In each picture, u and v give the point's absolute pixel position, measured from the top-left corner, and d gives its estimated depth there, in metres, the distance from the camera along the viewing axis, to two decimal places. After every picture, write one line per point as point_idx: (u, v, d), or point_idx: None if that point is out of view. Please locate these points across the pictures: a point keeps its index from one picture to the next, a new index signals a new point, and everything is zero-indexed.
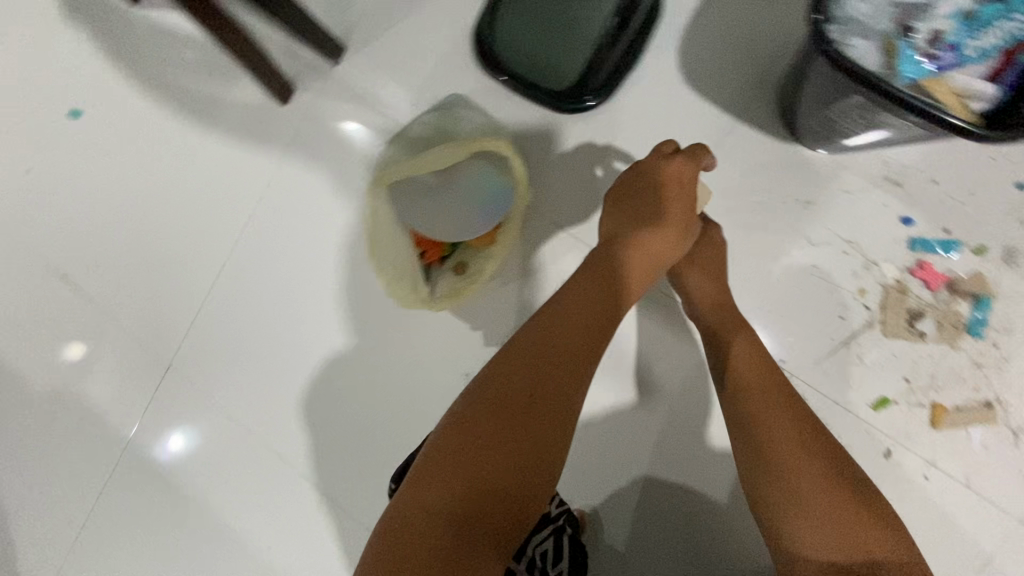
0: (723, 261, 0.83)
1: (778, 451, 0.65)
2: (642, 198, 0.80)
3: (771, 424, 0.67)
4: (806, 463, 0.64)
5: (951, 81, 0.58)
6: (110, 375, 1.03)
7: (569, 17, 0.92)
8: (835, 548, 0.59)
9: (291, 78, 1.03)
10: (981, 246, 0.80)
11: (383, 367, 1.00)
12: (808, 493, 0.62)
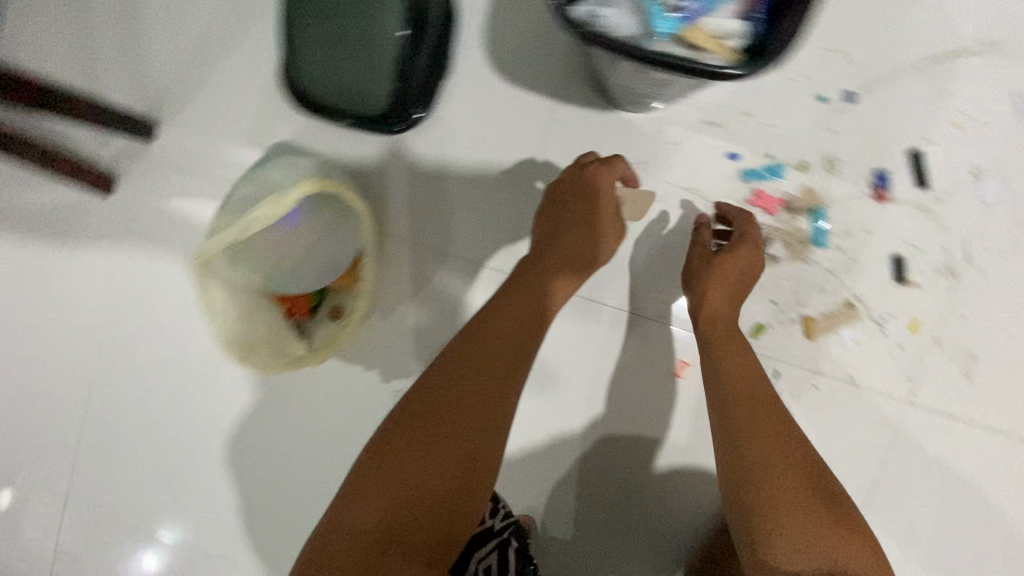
0: (743, 280, 0.79)
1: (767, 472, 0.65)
2: (574, 207, 0.80)
3: (757, 431, 0.69)
4: (780, 468, 0.65)
5: (705, 25, 0.60)
6: (19, 524, 0.98)
7: (360, 35, 0.80)
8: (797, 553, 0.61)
9: (108, 167, 0.96)
10: (803, 162, 0.84)
11: (284, 438, 0.95)
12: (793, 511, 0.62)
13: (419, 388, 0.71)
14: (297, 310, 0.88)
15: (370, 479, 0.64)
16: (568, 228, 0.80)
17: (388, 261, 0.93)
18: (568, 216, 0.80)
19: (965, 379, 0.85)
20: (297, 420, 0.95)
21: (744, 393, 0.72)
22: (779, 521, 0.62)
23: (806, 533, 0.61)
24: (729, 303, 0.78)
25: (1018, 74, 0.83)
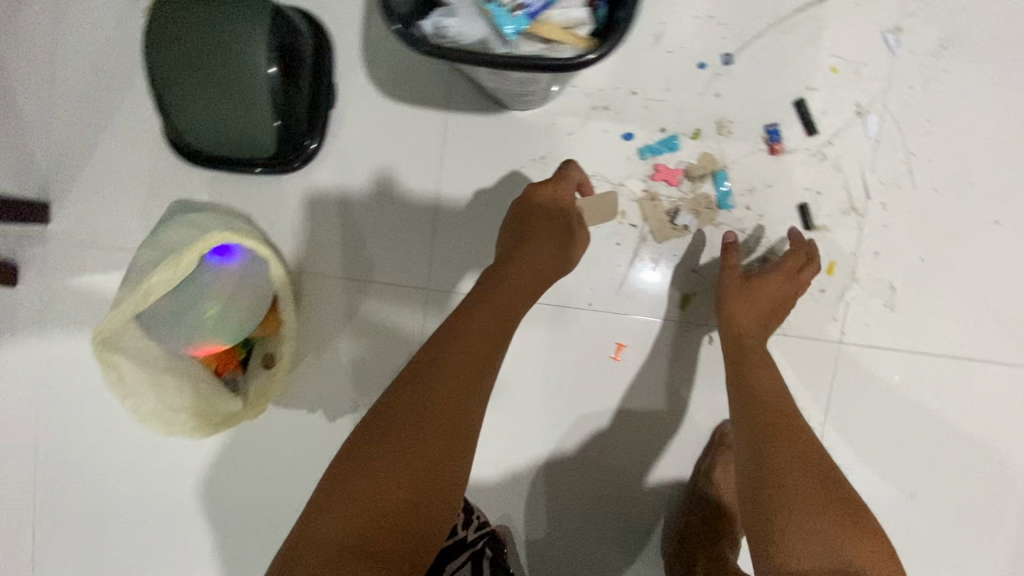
0: (769, 304, 0.81)
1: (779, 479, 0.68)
2: (542, 220, 0.80)
3: (772, 426, 0.72)
4: (785, 466, 0.69)
5: (551, 17, 0.61)
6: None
7: (234, 78, 0.78)
8: (805, 546, 0.64)
9: (7, 258, 0.93)
10: (696, 130, 0.86)
11: (244, 496, 0.94)
12: (803, 518, 0.65)
13: (387, 400, 0.68)
14: (224, 368, 0.86)
15: (337, 499, 0.62)
16: (538, 244, 0.79)
17: (316, 295, 0.91)
18: (540, 232, 0.80)
19: (888, 310, 0.87)
20: (252, 476, 0.93)
21: (765, 401, 0.75)
22: (790, 524, 0.65)
23: (815, 525, 0.65)
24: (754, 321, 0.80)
25: (886, 8, 0.84)
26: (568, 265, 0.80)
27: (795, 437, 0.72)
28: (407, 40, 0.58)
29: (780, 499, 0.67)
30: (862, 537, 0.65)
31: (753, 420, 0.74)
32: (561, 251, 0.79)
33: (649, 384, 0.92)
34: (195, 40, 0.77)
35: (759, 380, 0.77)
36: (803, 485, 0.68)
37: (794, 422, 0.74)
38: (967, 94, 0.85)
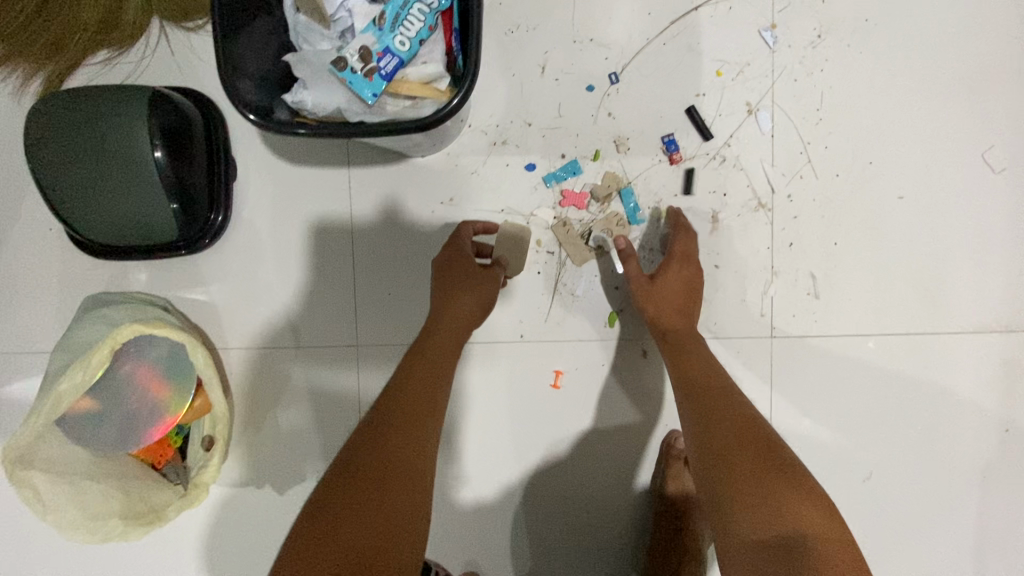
0: (679, 291, 0.80)
1: (721, 457, 0.66)
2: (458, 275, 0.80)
3: (711, 396, 0.73)
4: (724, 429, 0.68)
5: (408, 75, 0.61)
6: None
7: (122, 167, 0.78)
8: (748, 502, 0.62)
9: None
10: (595, 151, 0.86)
11: None
12: (749, 490, 0.62)
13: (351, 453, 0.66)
14: (160, 460, 0.84)
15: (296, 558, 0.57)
16: (457, 294, 0.79)
17: (254, 367, 0.90)
18: (455, 285, 0.79)
19: (813, 298, 0.87)
20: (202, 569, 0.89)
21: (700, 384, 0.74)
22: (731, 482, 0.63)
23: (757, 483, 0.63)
24: (672, 316, 0.79)
25: (758, 7, 0.86)
26: (488, 303, 0.80)
27: (735, 413, 0.70)
28: (269, 126, 0.59)
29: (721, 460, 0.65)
30: (819, 504, 0.62)
31: (693, 401, 0.73)
32: (479, 293, 0.79)
33: (593, 408, 0.91)
34: (79, 138, 0.78)
35: (691, 366, 0.76)
36: (746, 457, 0.65)
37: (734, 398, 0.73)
38: (850, 77, 0.87)
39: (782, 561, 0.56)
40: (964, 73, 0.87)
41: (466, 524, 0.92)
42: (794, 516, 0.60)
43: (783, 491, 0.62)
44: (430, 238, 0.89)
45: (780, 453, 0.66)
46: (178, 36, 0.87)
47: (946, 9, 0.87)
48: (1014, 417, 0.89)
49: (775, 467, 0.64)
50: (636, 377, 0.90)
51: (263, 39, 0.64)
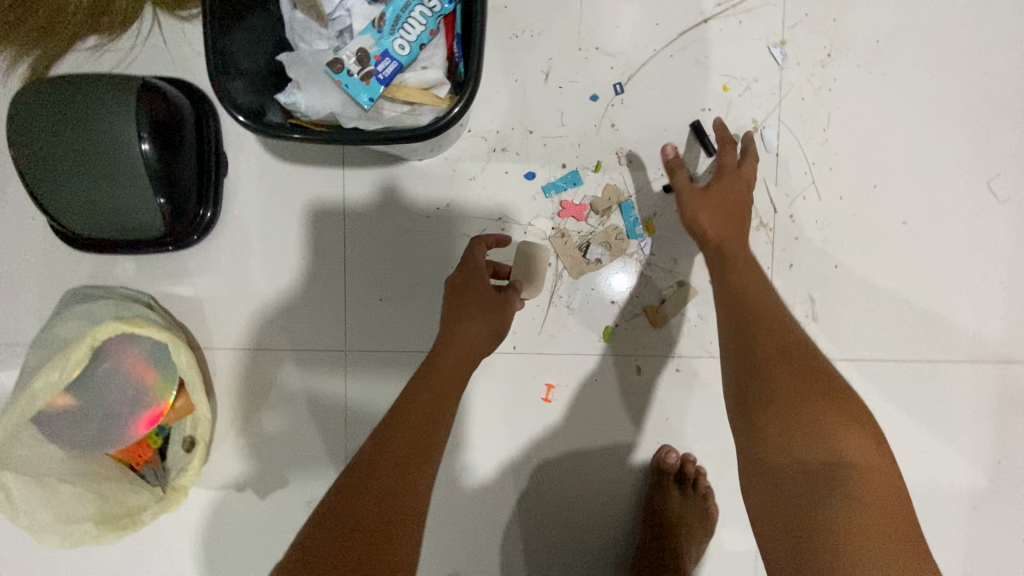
0: (734, 201, 0.76)
1: (762, 380, 0.64)
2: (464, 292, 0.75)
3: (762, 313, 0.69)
4: (770, 353, 0.65)
5: (407, 80, 0.59)
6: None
7: (107, 160, 0.76)
8: (801, 441, 0.60)
9: None
10: (597, 163, 0.85)
11: None
12: (792, 415, 0.61)
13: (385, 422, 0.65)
14: (138, 461, 0.82)
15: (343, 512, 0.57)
16: (471, 318, 0.73)
17: (242, 367, 0.88)
18: (466, 307, 0.74)
19: (812, 321, 0.86)
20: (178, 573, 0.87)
21: (742, 297, 0.71)
22: (785, 411, 0.62)
23: (812, 418, 0.61)
24: (724, 228, 0.75)
25: (768, 23, 0.84)
26: (500, 330, 0.75)
27: (782, 332, 0.68)
28: (258, 127, 0.57)
29: (772, 391, 0.63)
30: (864, 429, 0.61)
31: (736, 318, 0.70)
32: (488, 320, 0.74)
33: (584, 423, 0.89)
34: (63, 128, 0.75)
35: (735, 275, 0.73)
36: (793, 382, 0.63)
37: (779, 312, 0.70)
38: (858, 99, 0.85)
39: (813, 491, 0.58)
40: (974, 99, 0.86)
41: (451, 535, 0.91)
42: (837, 442, 0.60)
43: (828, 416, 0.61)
44: (424, 244, 0.87)
45: (830, 376, 0.64)
46: (171, 26, 0.85)
47: (959, 33, 0.85)
48: (1008, 449, 0.88)
49: (826, 394, 0.63)
50: (629, 392, 0.89)
51: (258, 34, 0.62)
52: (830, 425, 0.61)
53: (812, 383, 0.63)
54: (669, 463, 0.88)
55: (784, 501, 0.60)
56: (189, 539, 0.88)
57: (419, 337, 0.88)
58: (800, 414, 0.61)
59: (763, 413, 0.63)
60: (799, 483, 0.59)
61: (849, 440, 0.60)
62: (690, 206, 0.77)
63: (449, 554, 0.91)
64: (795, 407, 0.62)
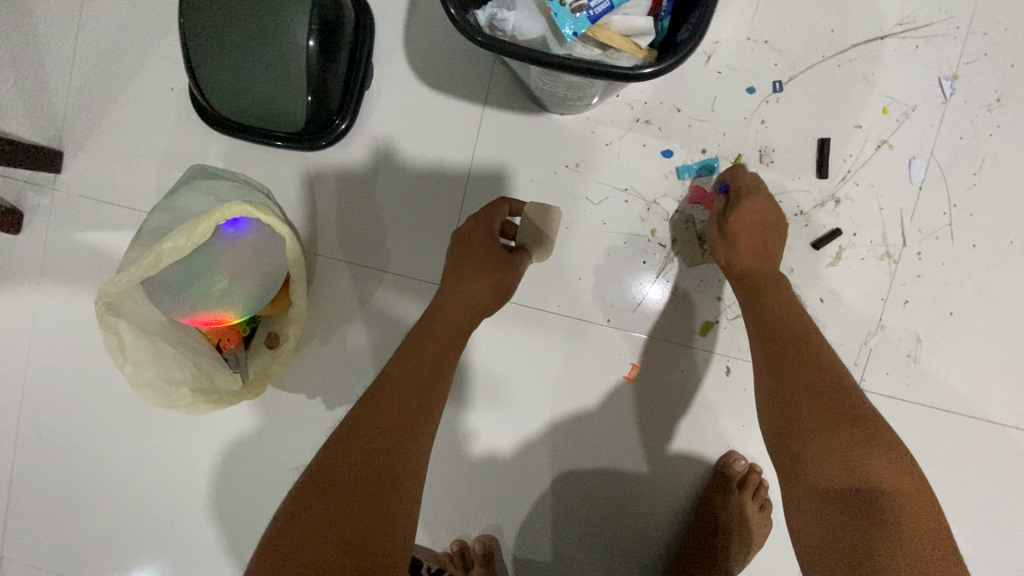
0: (762, 224, 0.77)
1: (793, 415, 0.65)
2: (473, 251, 0.76)
3: (790, 338, 0.69)
4: (794, 379, 0.66)
5: (612, 22, 0.58)
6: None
7: (268, 46, 0.75)
8: (830, 475, 0.60)
9: (13, 203, 0.92)
10: (738, 155, 0.84)
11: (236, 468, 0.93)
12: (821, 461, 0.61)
13: (385, 384, 0.68)
14: (226, 343, 0.84)
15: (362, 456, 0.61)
16: (470, 277, 0.75)
17: (335, 279, 0.89)
18: (472, 264, 0.76)
19: (912, 360, 0.85)
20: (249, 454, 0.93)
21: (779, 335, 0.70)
22: (815, 444, 0.62)
23: (836, 446, 0.61)
24: (764, 254, 0.76)
25: (944, 53, 0.82)
26: (505, 289, 0.76)
27: (813, 355, 0.68)
28: (461, 25, 0.56)
29: (797, 427, 0.64)
30: (891, 451, 0.60)
31: (767, 346, 0.71)
32: (488, 280, 0.75)
33: (659, 410, 0.89)
34: (234, 4, 0.75)
35: (770, 299, 0.73)
36: (820, 409, 0.63)
37: (806, 335, 0.70)
38: (1017, 151, 0.83)
39: (850, 526, 0.57)
40: None
41: (502, 485, 0.92)
42: (868, 471, 0.59)
43: (850, 443, 0.60)
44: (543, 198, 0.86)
45: (855, 401, 0.64)
46: None
47: None
48: None
49: (855, 418, 0.62)
50: (714, 390, 0.88)
51: None
52: (855, 452, 0.60)
53: (838, 409, 0.63)
54: (738, 466, 0.88)
55: (831, 530, 0.58)
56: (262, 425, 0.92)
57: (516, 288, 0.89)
58: (829, 442, 0.61)
59: (801, 456, 0.62)
60: (838, 512, 0.58)
61: (876, 465, 0.59)
62: (723, 248, 0.78)
63: (495, 502, 0.92)
64: (822, 436, 0.62)
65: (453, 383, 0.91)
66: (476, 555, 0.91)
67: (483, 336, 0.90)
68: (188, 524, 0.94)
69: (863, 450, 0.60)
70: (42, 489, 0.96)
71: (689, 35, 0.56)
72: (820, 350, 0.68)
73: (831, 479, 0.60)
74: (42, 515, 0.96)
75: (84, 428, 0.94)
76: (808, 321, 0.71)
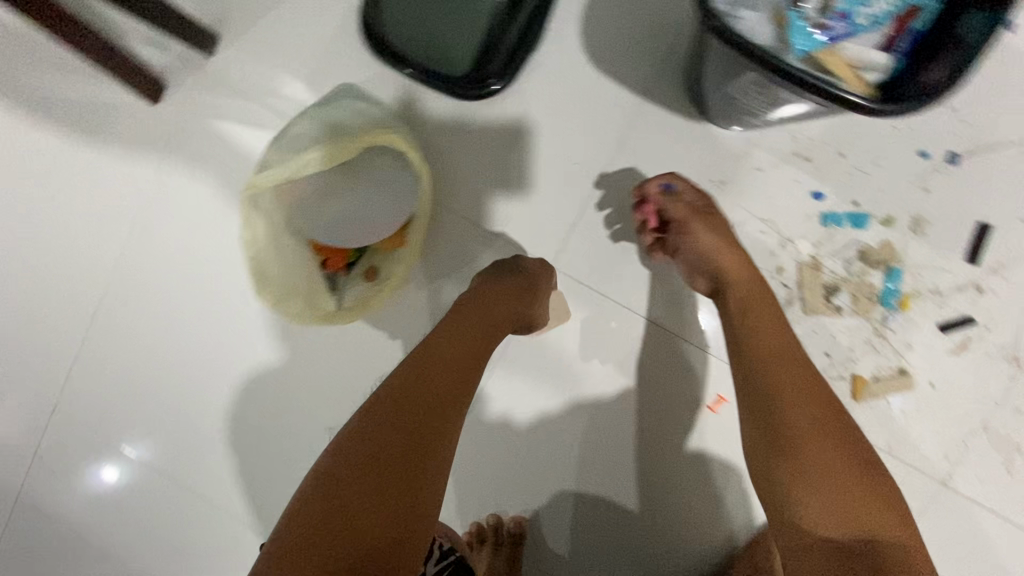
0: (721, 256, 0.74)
1: (797, 461, 0.60)
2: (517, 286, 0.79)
3: (785, 372, 0.65)
4: (795, 418, 0.62)
5: (845, 49, 0.57)
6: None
7: None
8: (832, 524, 0.57)
9: (160, 73, 0.93)
10: (890, 217, 0.80)
11: (301, 383, 0.94)
12: (824, 518, 0.58)
13: (416, 371, 0.67)
14: (333, 263, 0.84)
15: (389, 448, 0.60)
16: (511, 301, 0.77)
17: (446, 232, 0.88)
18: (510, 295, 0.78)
19: (1007, 471, 0.81)
20: (318, 374, 0.94)
21: (773, 391, 0.64)
22: (816, 496, 0.58)
23: (837, 494, 0.58)
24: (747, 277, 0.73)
25: None
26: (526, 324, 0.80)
27: (808, 389, 0.64)
28: None
29: (799, 473, 0.59)
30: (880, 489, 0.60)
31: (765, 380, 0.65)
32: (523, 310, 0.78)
33: (730, 446, 0.87)
34: None
35: (759, 330, 0.68)
36: (822, 451, 0.60)
37: (796, 364, 0.66)
38: None
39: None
40: None
41: (552, 475, 0.90)
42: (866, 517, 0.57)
43: (848, 491, 0.58)
44: None
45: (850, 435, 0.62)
46: None
47: None
48: None
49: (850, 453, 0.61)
50: None
51: None
52: (854, 499, 0.58)
53: (833, 447, 0.61)
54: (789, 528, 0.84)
55: None
56: (338, 352, 0.93)
57: (622, 287, 0.87)
58: (829, 488, 0.58)
59: (804, 504, 0.59)
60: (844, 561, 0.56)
61: (870, 510, 0.58)
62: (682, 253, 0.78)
63: (540, 490, 0.90)
64: (823, 481, 0.59)
65: (532, 363, 0.89)
66: (507, 534, 0.89)
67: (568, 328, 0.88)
68: (242, 422, 0.96)
69: (856, 488, 0.59)
70: (111, 352, 0.98)
71: (920, 91, 0.53)
72: (811, 380, 0.65)
73: (827, 531, 0.57)
74: (104, 376, 0.98)
75: (169, 306, 0.96)
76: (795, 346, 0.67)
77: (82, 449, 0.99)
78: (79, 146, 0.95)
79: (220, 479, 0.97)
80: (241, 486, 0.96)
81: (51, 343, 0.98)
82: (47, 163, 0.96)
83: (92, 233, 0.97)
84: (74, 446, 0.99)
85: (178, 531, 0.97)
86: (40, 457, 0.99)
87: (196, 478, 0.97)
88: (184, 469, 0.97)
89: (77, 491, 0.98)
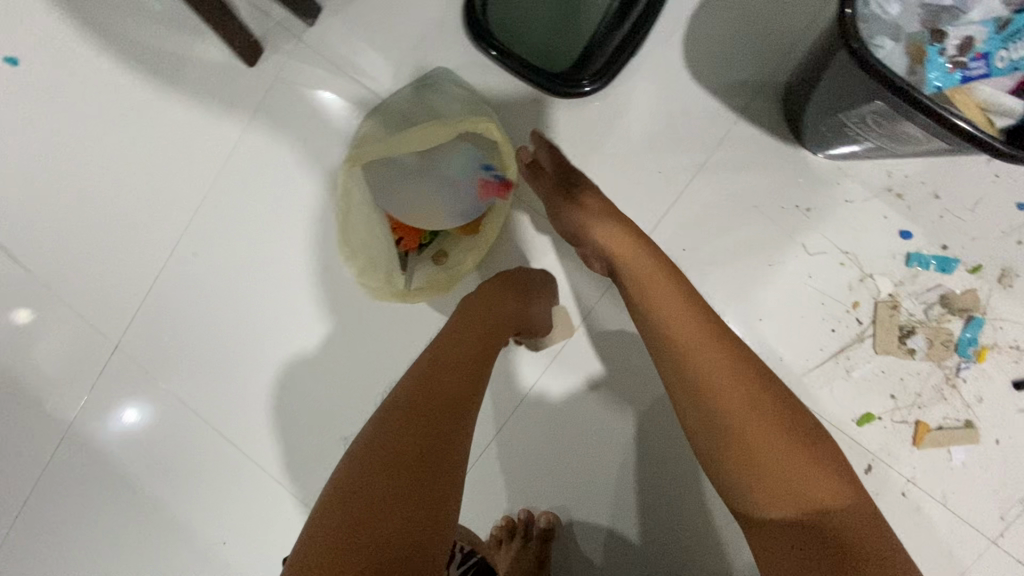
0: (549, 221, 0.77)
1: (738, 443, 0.59)
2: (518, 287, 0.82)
3: (704, 353, 0.63)
4: (728, 399, 0.61)
5: (980, 90, 0.56)
6: (43, 348, 1.01)
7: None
8: (783, 499, 0.57)
9: (258, 36, 0.94)
10: (977, 265, 0.78)
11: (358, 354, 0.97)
12: (772, 496, 0.57)
13: (428, 369, 0.69)
14: (407, 241, 0.87)
15: (404, 444, 0.60)
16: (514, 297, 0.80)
17: (519, 227, 0.89)
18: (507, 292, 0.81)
19: None
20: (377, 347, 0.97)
21: (710, 397, 0.61)
22: (757, 477, 0.58)
23: (784, 469, 0.57)
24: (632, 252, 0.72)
25: None
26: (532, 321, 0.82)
27: (729, 367, 0.62)
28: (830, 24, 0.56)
29: (739, 453, 0.59)
30: (829, 458, 0.59)
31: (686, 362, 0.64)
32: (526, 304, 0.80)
33: None
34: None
35: (667, 307, 0.67)
36: (759, 430, 0.59)
37: (706, 340, 0.64)
38: None
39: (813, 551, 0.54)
40: None
41: (591, 478, 0.90)
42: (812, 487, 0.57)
43: (795, 463, 0.58)
44: (756, 227, 0.83)
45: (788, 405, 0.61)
46: None
47: None
48: None
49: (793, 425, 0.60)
50: None
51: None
52: (802, 470, 0.58)
53: (770, 419, 0.60)
54: None
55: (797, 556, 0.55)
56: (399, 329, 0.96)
57: None
58: (774, 463, 0.58)
59: (750, 485, 0.59)
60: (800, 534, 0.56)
61: (820, 481, 0.57)
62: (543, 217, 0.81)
63: (577, 491, 0.90)
64: (766, 459, 0.58)
65: (587, 365, 0.89)
66: (538, 529, 0.89)
67: (611, 338, 0.89)
68: (295, 384, 0.99)
69: (802, 456, 0.58)
70: (177, 302, 1.01)
71: None
72: (726, 354, 0.63)
73: (777, 506, 0.57)
74: (167, 324, 1.01)
75: (237, 264, 0.99)
76: (698, 318, 0.66)
77: (137, 391, 1.01)
78: (167, 97, 0.96)
79: (266, 436, 1.00)
80: (287, 445, 1.00)
81: (119, 286, 1.01)
82: (133, 109, 0.97)
83: (171, 184, 0.99)
84: (130, 388, 1.02)
85: (220, 480, 1.01)
86: (93, 395, 1.01)
87: (244, 432, 1.00)
88: (233, 423, 1.00)
89: (128, 431, 1.01)
